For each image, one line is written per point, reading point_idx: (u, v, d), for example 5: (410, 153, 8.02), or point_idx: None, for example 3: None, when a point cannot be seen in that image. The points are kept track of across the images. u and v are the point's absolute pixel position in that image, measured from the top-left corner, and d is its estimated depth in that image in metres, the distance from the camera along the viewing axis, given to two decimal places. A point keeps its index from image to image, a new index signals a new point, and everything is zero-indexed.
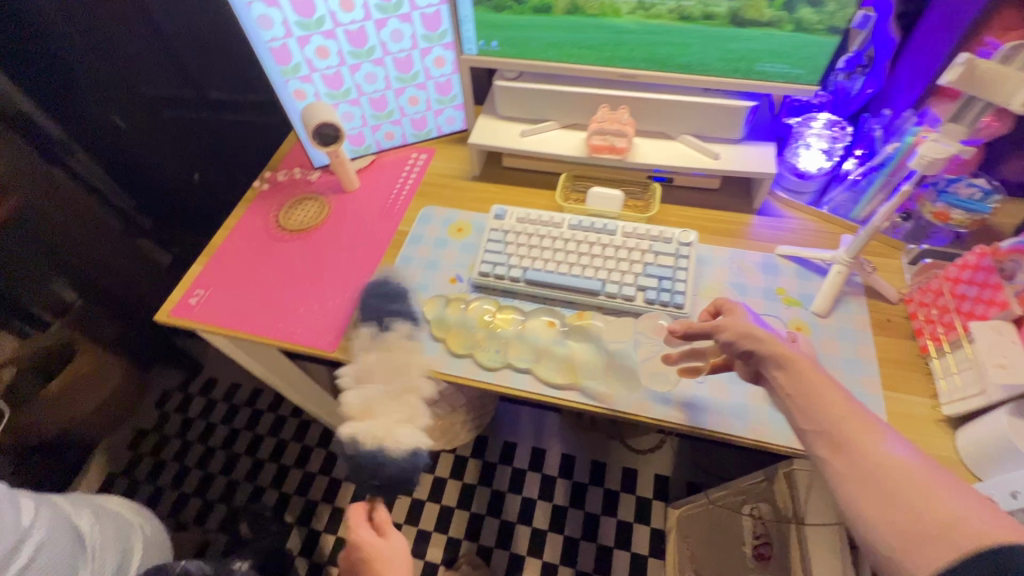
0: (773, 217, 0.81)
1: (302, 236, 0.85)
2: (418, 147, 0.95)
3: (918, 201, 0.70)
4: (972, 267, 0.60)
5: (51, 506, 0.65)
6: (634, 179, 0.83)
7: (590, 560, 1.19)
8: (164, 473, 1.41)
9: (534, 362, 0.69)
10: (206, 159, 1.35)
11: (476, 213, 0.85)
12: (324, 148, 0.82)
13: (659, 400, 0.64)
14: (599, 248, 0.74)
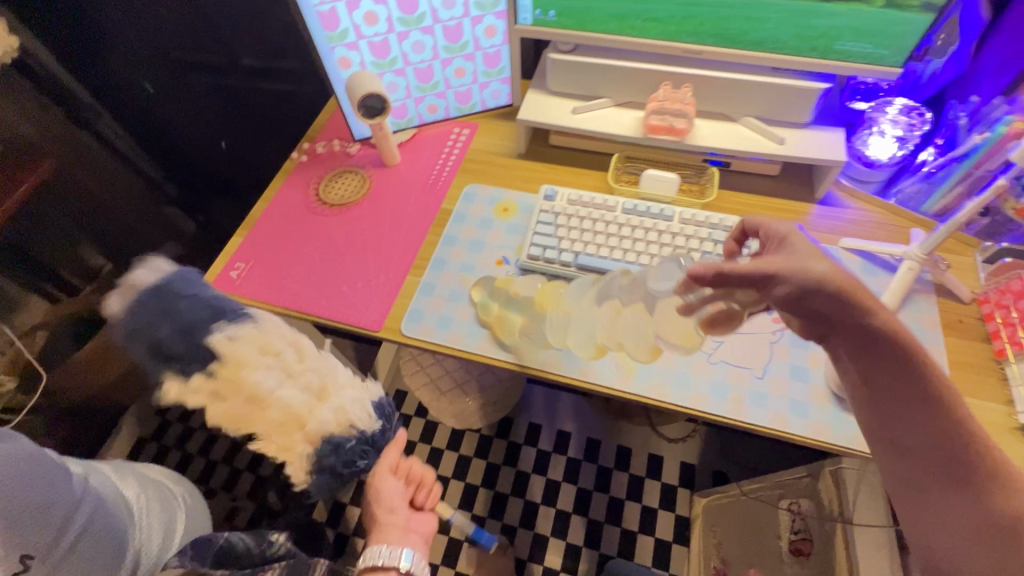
0: (834, 207, 0.77)
1: (343, 211, 0.83)
2: (461, 121, 0.91)
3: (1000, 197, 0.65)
4: None
5: (99, 475, 0.65)
6: (689, 162, 0.80)
7: (614, 544, 1.20)
8: (192, 439, 1.42)
9: (585, 350, 0.67)
10: (236, 129, 1.32)
11: (523, 192, 0.83)
12: (369, 121, 0.79)
13: (716, 395, 0.62)
14: (654, 235, 0.71)
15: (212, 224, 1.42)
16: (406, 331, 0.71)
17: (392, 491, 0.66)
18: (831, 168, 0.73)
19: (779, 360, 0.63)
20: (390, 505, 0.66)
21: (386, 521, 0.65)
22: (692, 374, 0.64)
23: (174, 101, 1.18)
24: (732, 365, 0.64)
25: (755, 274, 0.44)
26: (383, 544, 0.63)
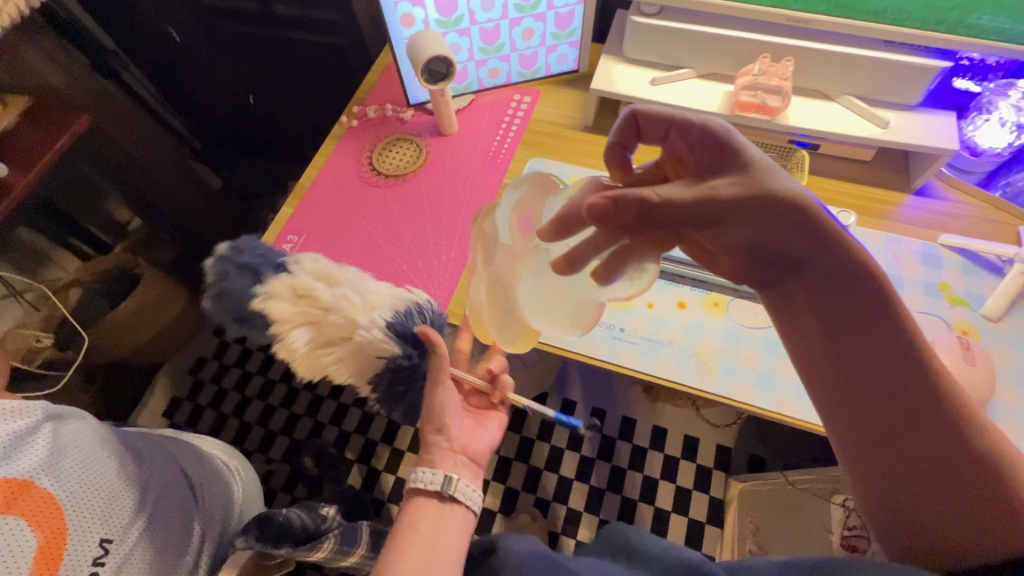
0: (932, 199, 0.71)
1: (398, 183, 0.78)
2: (521, 88, 0.85)
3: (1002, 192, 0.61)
4: None
5: (161, 452, 0.63)
6: (774, 145, 0.74)
7: (647, 522, 1.21)
8: (225, 401, 1.42)
9: (661, 345, 0.63)
10: (267, 83, 1.24)
11: (591, 169, 0.77)
12: (432, 87, 0.73)
13: (804, 399, 0.59)
14: None
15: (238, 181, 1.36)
16: None
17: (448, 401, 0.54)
18: (937, 158, 0.67)
19: None
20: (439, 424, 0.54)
21: (433, 442, 0.53)
22: (777, 376, 0.60)
23: (205, 49, 1.12)
24: None
25: (693, 208, 0.36)
26: (427, 468, 0.51)
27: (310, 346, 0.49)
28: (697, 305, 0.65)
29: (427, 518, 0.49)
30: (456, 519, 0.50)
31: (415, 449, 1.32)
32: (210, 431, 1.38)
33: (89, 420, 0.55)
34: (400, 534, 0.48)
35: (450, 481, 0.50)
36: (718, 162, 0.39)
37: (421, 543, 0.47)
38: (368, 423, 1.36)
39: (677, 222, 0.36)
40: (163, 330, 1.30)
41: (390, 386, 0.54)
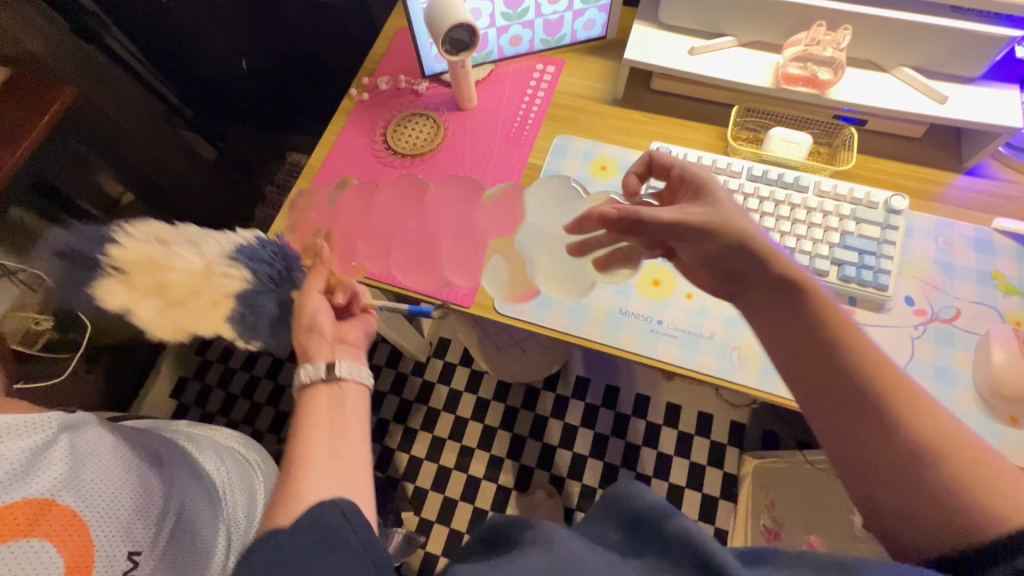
0: (985, 179, 0.67)
1: (415, 163, 0.73)
2: (544, 56, 0.79)
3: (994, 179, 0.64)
4: None
5: (179, 452, 0.60)
6: (817, 121, 0.69)
7: (661, 497, 1.22)
8: (234, 380, 1.41)
9: (702, 338, 0.61)
10: (261, 44, 1.14)
11: (622, 147, 0.72)
12: (454, 58, 0.67)
13: None
14: (787, 209, 0.62)
15: (233, 149, 1.24)
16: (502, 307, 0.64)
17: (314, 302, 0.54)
18: (997, 137, 0.62)
19: (921, 360, 0.58)
20: (312, 323, 0.52)
21: (306, 341, 0.51)
22: None
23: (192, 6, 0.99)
24: None
25: (672, 227, 0.44)
26: (307, 364, 0.49)
27: (161, 309, 0.53)
28: None
29: (322, 413, 0.46)
30: (351, 399, 0.48)
31: (428, 428, 1.31)
32: (221, 411, 1.37)
33: (103, 426, 0.52)
34: (297, 429, 0.45)
35: (333, 365, 0.48)
36: (701, 191, 0.46)
37: (322, 445, 0.43)
38: (379, 402, 1.35)
39: (662, 234, 0.45)
40: None
41: (247, 314, 0.55)
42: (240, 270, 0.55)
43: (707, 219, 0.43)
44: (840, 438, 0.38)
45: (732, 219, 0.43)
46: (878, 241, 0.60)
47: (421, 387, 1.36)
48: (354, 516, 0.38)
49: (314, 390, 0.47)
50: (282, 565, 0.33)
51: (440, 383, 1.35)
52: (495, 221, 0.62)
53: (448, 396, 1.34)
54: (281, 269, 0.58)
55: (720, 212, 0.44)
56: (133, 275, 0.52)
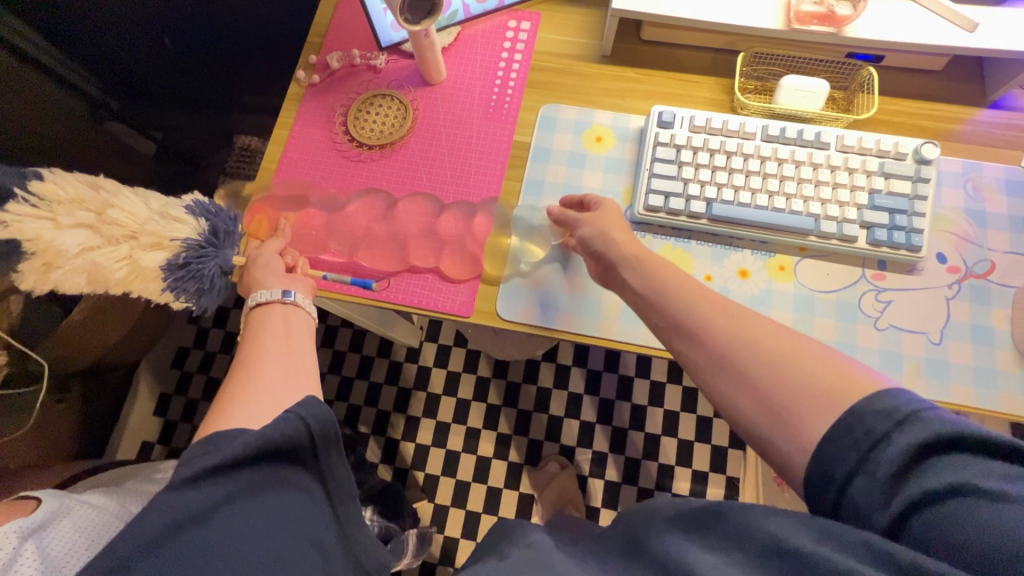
0: (1012, 112, 0.62)
1: (383, 152, 0.64)
2: (516, 12, 0.69)
3: None
4: None
5: None
6: (829, 62, 0.62)
7: (672, 452, 1.23)
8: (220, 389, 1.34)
9: None
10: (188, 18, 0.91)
11: (617, 113, 0.64)
12: (415, 27, 0.56)
13: (889, 365, 0.53)
14: (808, 170, 0.56)
15: (175, 139, 1.03)
16: (506, 313, 0.58)
17: (263, 251, 0.55)
18: None
19: (958, 322, 0.54)
20: (266, 263, 0.52)
21: (260, 279, 0.51)
22: (857, 345, 0.54)
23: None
24: (904, 332, 0.54)
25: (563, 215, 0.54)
26: (262, 290, 0.49)
27: (83, 247, 0.43)
28: (760, 270, 0.57)
29: (274, 330, 0.46)
30: (296, 324, 0.48)
31: (430, 414, 1.28)
32: None
33: (77, 514, 0.47)
34: (249, 340, 0.46)
35: (290, 290, 0.49)
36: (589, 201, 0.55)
37: (277, 352, 0.44)
38: (376, 394, 1.30)
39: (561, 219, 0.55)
40: (132, 331, 1.14)
41: (186, 270, 0.49)
42: (191, 219, 0.50)
43: (591, 216, 0.52)
44: (714, 389, 0.39)
45: (608, 213, 0.52)
46: (909, 197, 0.55)
47: (418, 372, 1.31)
48: (320, 434, 0.38)
49: (267, 310, 0.48)
50: (246, 523, 0.34)
51: (437, 367, 1.31)
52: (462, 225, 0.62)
53: (446, 379, 1.30)
54: (229, 232, 0.53)
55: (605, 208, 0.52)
56: (51, 213, 0.42)
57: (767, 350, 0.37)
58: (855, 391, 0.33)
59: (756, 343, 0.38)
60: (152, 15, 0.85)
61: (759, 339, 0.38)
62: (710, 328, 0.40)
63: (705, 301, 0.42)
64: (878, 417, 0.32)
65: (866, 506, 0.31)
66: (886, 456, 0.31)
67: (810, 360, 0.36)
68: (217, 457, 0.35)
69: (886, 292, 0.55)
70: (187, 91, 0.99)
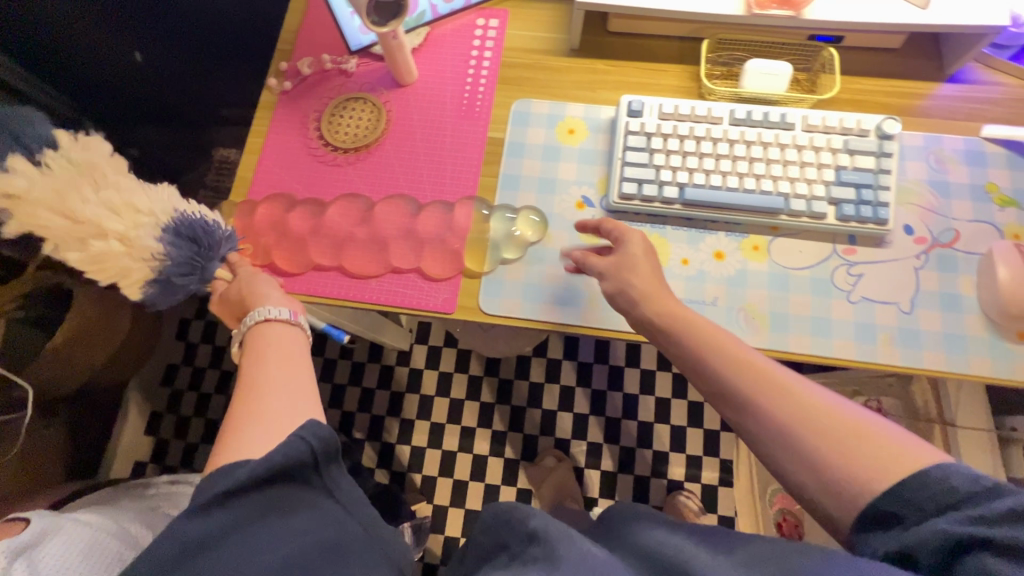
0: (970, 85, 0.63)
1: (359, 156, 0.64)
2: (484, 9, 0.69)
3: (991, 66, 0.64)
4: None
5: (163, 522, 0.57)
6: (792, 45, 0.63)
7: (665, 439, 1.24)
8: (211, 404, 1.33)
9: (706, 306, 0.57)
10: (160, 31, 0.90)
11: (588, 105, 0.65)
12: (384, 29, 0.56)
13: (864, 337, 0.55)
14: (776, 151, 0.57)
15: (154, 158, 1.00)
16: (488, 307, 0.58)
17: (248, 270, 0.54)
18: (983, 38, 0.58)
19: (927, 290, 0.56)
20: (254, 277, 0.52)
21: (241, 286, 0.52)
22: (832, 318, 0.55)
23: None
24: (877, 303, 0.56)
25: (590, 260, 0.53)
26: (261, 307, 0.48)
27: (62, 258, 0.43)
28: (735, 252, 0.58)
29: (275, 351, 0.45)
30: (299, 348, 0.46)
31: (424, 416, 1.28)
32: (204, 439, 1.31)
33: (67, 530, 0.47)
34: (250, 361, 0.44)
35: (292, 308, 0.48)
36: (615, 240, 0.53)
37: (278, 368, 0.43)
38: (369, 400, 1.30)
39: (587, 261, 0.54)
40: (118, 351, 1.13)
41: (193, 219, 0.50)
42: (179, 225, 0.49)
43: (613, 260, 0.52)
44: (772, 457, 0.41)
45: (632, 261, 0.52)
46: (873, 172, 0.56)
47: (409, 375, 1.31)
48: (323, 450, 0.38)
49: (270, 328, 0.46)
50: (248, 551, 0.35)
51: (429, 369, 1.31)
52: (441, 224, 0.62)
53: (439, 381, 1.30)
54: (215, 248, 0.52)
55: (624, 255, 0.52)
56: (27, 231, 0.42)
57: (827, 426, 0.38)
58: (909, 465, 0.36)
59: (817, 421, 0.39)
60: (121, 30, 0.84)
61: (818, 415, 0.39)
62: (770, 405, 0.41)
63: (760, 374, 0.42)
64: (945, 489, 0.34)
65: (923, 549, 0.33)
66: (951, 517, 0.33)
67: (872, 434, 0.38)
68: (228, 481, 0.36)
69: (857, 266, 0.57)
70: (162, 107, 0.97)
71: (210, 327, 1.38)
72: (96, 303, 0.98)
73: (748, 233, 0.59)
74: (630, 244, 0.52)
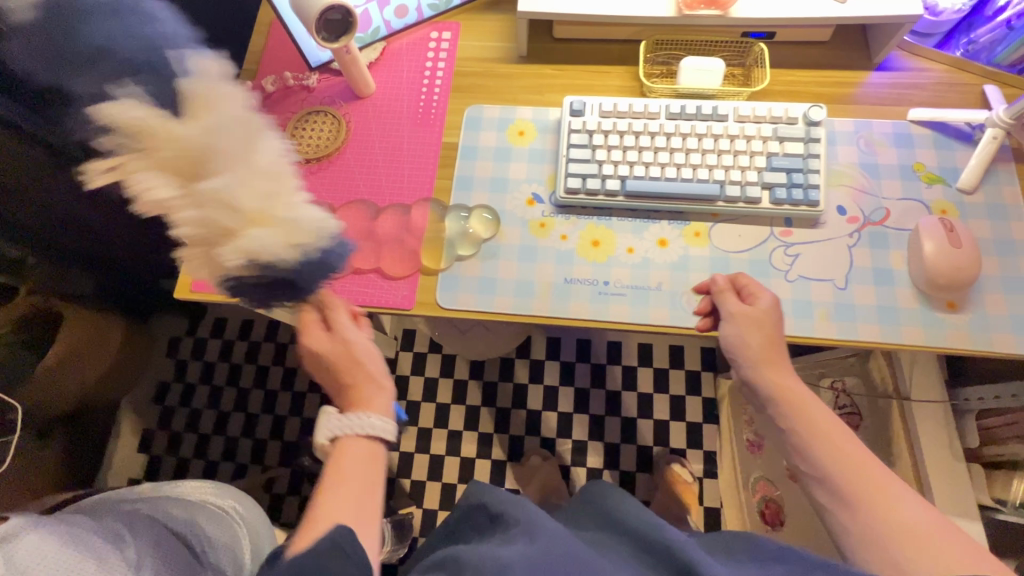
0: (895, 71, 0.67)
1: (322, 165, 0.68)
2: (437, 23, 0.73)
3: (914, 53, 0.68)
4: None
5: (145, 522, 0.59)
6: (725, 42, 0.67)
7: (649, 434, 1.26)
8: (203, 419, 1.35)
9: (650, 290, 0.59)
10: None
11: (537, 107, 0.69)
12: (333, 45, 0.60)
13: (801, 314, 0.57)
14: (711, 141, 0.60)
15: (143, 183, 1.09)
16: (442, 302, 0.61)
17: (354, 333, 0.53)
18: (901, 27, 0.62)
19: (860, 266, 0.58)
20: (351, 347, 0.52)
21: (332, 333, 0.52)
22: None
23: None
24: (813, 281, 0.58)
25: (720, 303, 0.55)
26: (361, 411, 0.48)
27: None
28: (678, 238, 0.61)
29: (357, 455, 0.46)
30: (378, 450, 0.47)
31: (411, 422, 1.30)
32: (196, 454, 1.32)
33: (47, 527, 0.50)
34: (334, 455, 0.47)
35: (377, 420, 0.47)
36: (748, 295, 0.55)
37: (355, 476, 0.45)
38: None
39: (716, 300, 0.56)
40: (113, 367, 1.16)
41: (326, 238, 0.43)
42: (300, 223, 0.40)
43: (744, 310, 0.54)
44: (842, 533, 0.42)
45: (756, 317, 0.53)
46: (803, 156, 0.59)
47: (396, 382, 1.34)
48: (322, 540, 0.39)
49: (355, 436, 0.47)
50: None
51: (415, 375, 1.34)
52: (398, 224, 0.65)
53: (425, 387, 1.32)
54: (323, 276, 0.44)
55: (750, 310, 0.53)
56: None
57: (913, 530, 0.39)
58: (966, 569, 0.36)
59: (909, 522, 0.39)
60: None
61: (911, 519, 0.39)
62: (868, 497, 0.42)
63: (864, 466, 0.43)
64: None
65: None
66: None
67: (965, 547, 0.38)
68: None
69: (793, 247, 0.60)
70: None
71: (200, 343, 1.40)
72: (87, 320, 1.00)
73: (689, 220, 0.62)
74: (764, 304, 0.53)
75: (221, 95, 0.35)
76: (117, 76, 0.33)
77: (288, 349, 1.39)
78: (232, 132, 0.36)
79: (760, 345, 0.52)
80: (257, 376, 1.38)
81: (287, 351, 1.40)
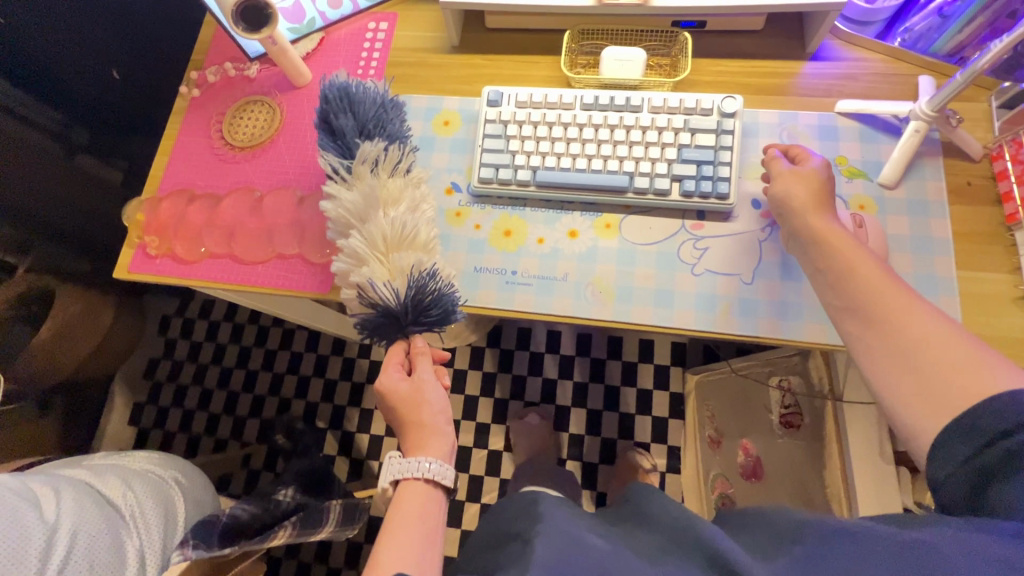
0: (828, 61, 0.65)
1: (256, 153, 0.70)
2: (374, 13, 0.74)
3: (848, 41, 0.65)
4: (1010, 160, 0.56)
5: (78, 489, 0.63)
6: (654, 31, 0.66)
7: (614, 427, 1.26)
8: (188, 397, 1.41)
9: (557, 279, 0.60)
10: (131, 49, 1.01)
11: (463, 97, 0.69)
12: (254, 35, 0.63)
13: (703, 308, 0.57)
14: (622, 133, 0.60)
15: (137, 168, 1.15)
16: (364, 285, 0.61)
17: (430, 377, 0.52)
18: (828, 14, 0.60)
19: (768, 262, 0.58)
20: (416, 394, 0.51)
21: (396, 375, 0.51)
22: (675, 290, 0.58)
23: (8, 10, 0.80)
24: (719, 275, 0.58)
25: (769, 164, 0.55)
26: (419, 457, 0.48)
27: None
28: (588, 229, 0.61)
29: (412, 498, 0.47)
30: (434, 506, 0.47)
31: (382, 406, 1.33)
32: (181, 429, 1.39)
33: None
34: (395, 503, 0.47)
35: (435, 464, 0.48)
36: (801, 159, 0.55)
37: (411, 513, 0.46)
38: (333, 390, 1.37)
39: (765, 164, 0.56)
40: (108, 340, 1.22)
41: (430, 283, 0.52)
42: (428, 259, 0.54)
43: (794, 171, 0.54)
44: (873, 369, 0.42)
45: (805, 175, 0.53)
46: (714, 148, 0.59)
47: (370, 366, 1.38)
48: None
49: (412, 487, 0.47)
50: None
51: None
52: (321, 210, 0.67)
53: None
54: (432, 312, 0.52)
55: (799, 171, 0.53)
56: None
57: (928, 344, 0.40)
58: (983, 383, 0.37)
59: (920, 338, 0.40)
60: (98, 50, 0.96)
61: (924, 334, 0.40)
62: (892, 318, 0.42)
63: (888, 297, 0.43)
64: (1008, 416, 0.36)
65: None
66: None
67: (971, 359, 0.39)
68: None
69: (703, 240, 0.59)
70: (135, 114, 1.09)
71: (188, 323, 1.46)
72: (83, 292, 1.05)
73: (601, 211, 0.62)
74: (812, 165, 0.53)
75: (395, 153, 0.56)
76: (345, 109, 0.56)
77: (269, 331, 1.44)
78: (393, 182, 0.54)
79: (807, 196, 0.51)
80: (241, 357, 1.43)
81: (268, 333, 1.44)
